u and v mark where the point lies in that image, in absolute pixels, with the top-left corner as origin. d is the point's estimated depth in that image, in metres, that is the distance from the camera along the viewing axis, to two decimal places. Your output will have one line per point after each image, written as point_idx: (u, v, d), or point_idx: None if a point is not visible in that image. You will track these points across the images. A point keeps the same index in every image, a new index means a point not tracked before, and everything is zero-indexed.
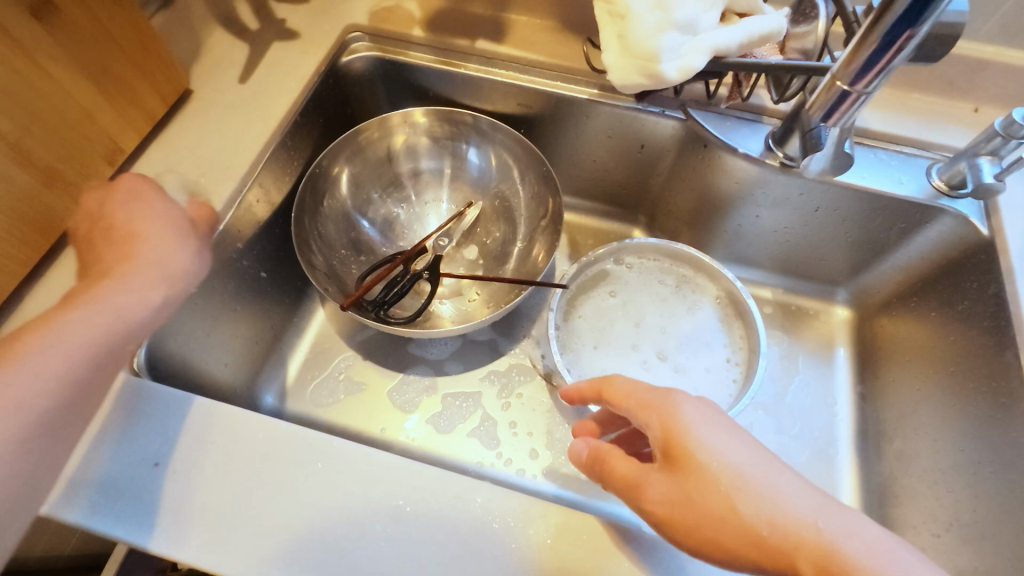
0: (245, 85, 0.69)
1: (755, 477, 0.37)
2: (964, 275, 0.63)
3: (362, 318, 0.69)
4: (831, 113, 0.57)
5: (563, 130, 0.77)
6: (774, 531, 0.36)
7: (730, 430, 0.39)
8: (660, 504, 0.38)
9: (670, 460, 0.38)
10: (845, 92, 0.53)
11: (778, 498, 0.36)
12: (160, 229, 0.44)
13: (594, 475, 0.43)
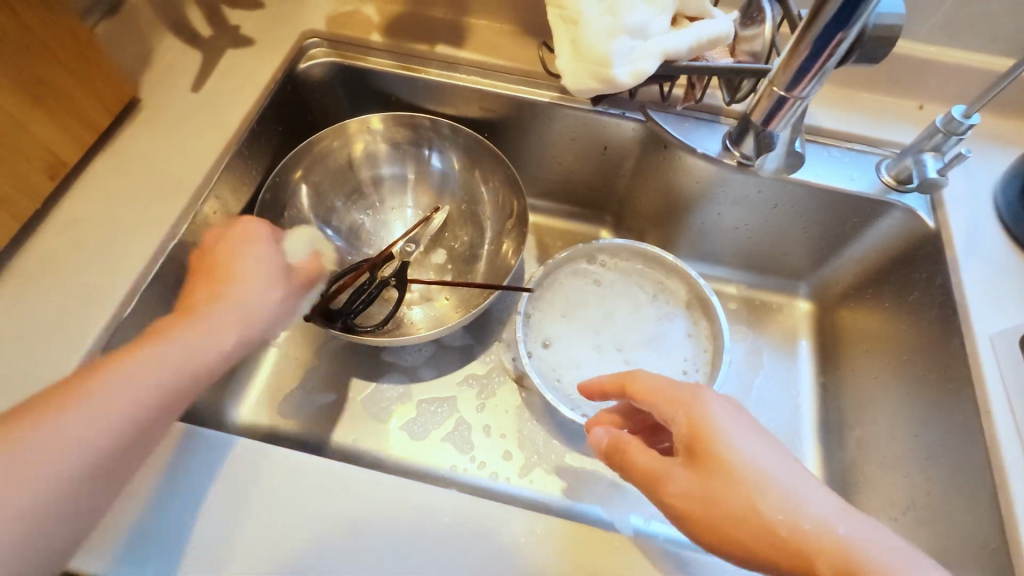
0: (199, 93, 0.67)
1: (785, 487, 0.38)
2: (915, 266, 0.66)
3: (328, 328, 0.68)
4: (772, 115, 0.60)
5: (527, 134, 0.78)
6: (798, 534, 0.36)
7: (753, 431, 0.40)
8: (681, 498, 0.39)
9: (694, 456, 0.39)
10: (783, 96, 0.56)
11: (808, 506, 0.37)
12: (259, 276, 0.50)
13: (612, 466, 0.45)
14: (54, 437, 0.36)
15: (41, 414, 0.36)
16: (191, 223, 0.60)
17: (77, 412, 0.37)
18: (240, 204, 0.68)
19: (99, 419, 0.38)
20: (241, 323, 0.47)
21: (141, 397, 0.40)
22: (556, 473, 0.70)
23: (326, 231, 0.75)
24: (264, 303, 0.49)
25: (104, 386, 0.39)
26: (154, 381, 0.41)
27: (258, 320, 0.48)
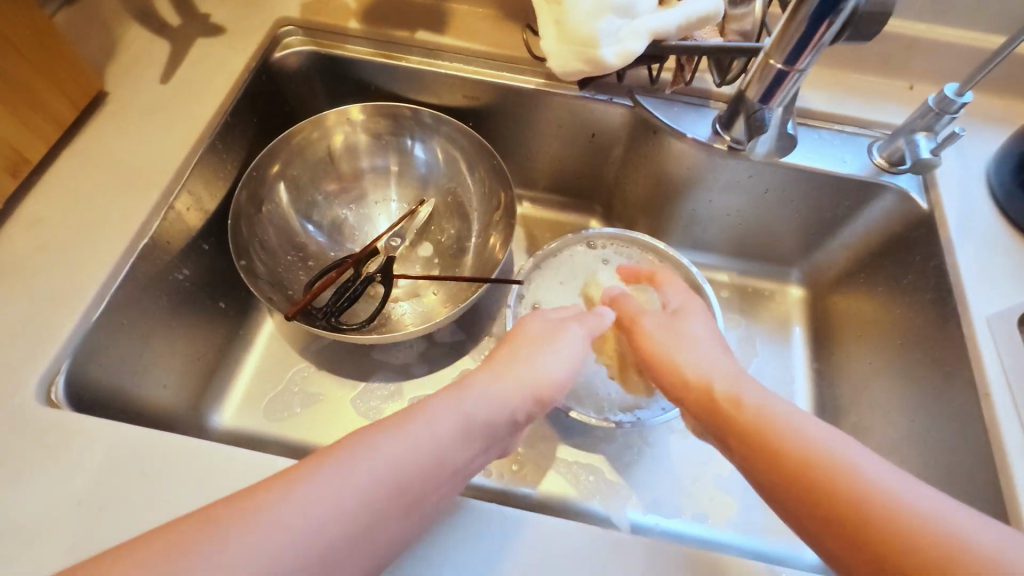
0: (168, 85, 0.64)
1: (829, 429, 0.40)
2: (908, 249, 0.65)
3: (310, 327, 0.66)
4: (770, 95, 0.57)
5: (513, 122, 0.76)
6: (814, 449, 0.38)
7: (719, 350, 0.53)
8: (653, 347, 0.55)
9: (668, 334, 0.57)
10: (782, 71, 0.53)
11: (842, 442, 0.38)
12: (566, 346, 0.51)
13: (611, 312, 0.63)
14: (315, 495, 0.33)
15: (281, 481, 0.34)
16: (163, 220, 0.58)
17: (386, 445, 0.37)
18: (215, 201, 0.66)
19: (372, 469, 0.36)
20: (557, 385, 0.49)
21: (485, 401, 0.44)
22: (552, 469, 0.69)
23: (307, 226, 0.73)
24: (550, 365, 0.49)
25: (372, 438, 0.37)
26: (472, 416, 0.42)
27: (545, 380, 0.48)
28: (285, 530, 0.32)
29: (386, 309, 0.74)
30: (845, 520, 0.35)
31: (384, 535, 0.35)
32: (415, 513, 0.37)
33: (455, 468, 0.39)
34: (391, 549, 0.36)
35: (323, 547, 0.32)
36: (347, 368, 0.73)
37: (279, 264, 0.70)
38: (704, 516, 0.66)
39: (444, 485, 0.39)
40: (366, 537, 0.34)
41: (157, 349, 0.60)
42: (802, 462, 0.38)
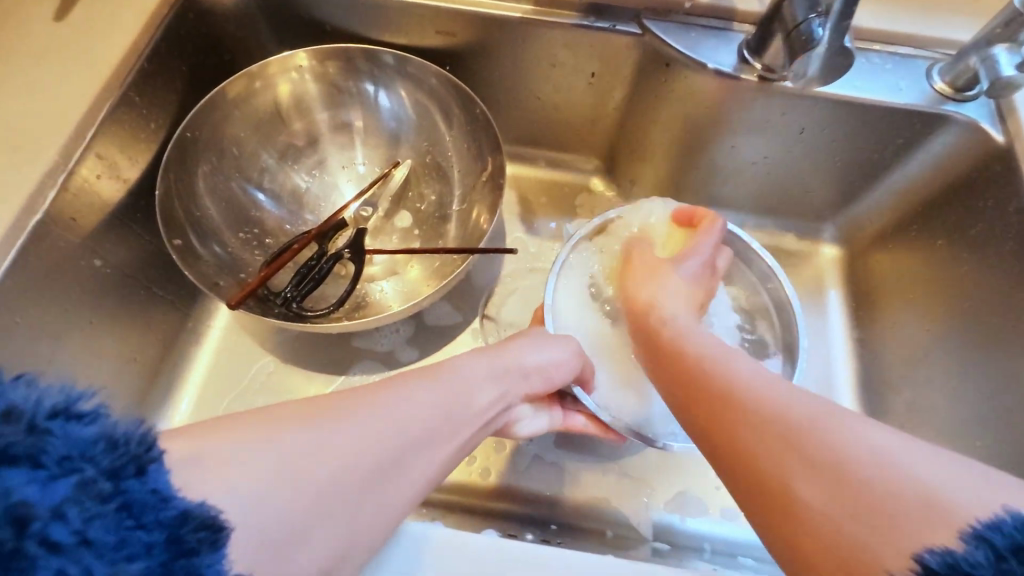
0: (64, 25, 0.51)
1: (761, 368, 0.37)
2: (977, 191, 0.54)
3: (264, 316, 0.55)
4: None
5: (497, 63, 0.63)
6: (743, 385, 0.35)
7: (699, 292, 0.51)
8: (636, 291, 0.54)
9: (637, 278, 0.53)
10: None
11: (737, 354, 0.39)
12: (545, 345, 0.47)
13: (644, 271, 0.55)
14: (319, 445, 0.30)
15: (305, 408, 0.31)
16: (62, 190, 0.46)
17: (401, 408, 0.34)
18: (136, 168, 0.54)
19: (382, 431, 0.32)
20: (547, 385, 0.46)
21: (482, 384, 0.40)
22: (569, 473, 0.58)
23: (257, 195, 0.62)
24: (537, 363, 0.45)
25: (391, 392, 0.35)
26: (473, 397, 0.39)
27: (533, 378, 0.45)
28: (280, 474, 0.28)
29: (360, 290, 0.63)
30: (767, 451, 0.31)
31: (374, 513, 0.32)
32: (409, 481, 0.33)
33: (454, 441, 0.37)
34: (384, 521, 0.32)
35: (320, 500, 0.29)
36: (313, 360, 0.62)
37: (225, 242, 0.59)
38: (744, 517, 0.57)
39: (437, 462, 0.36)
40: (357, 506, 0.31)
41: (75, 351, 0.50)
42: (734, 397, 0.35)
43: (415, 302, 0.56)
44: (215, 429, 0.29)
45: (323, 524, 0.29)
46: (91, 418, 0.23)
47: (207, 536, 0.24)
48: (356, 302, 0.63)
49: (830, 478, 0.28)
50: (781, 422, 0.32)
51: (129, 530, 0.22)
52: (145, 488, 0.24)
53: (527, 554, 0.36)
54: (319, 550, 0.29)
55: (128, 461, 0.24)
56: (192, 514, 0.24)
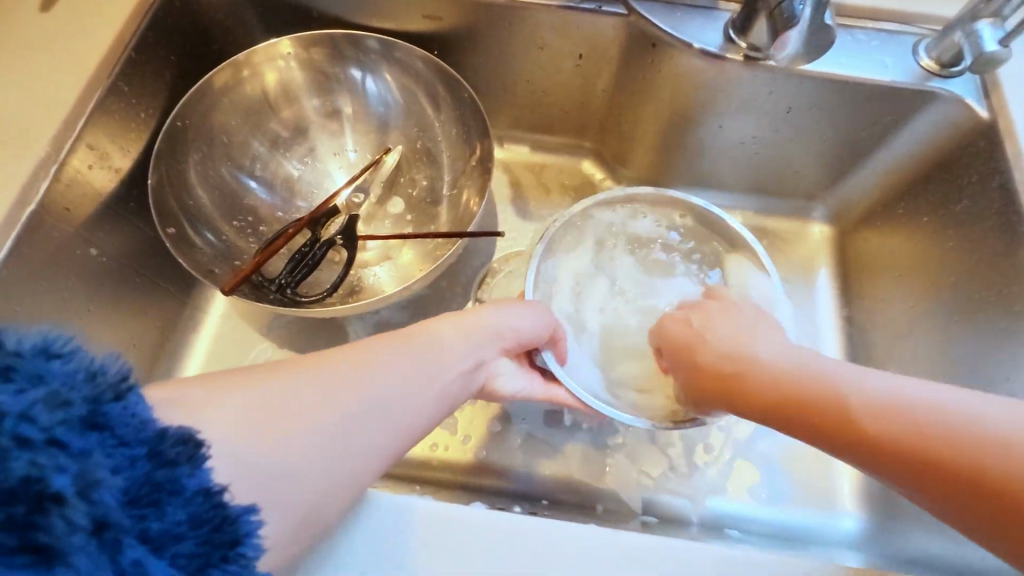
0: (51, 15, 0.52)
1: (847, 366, 0.37)
2: (961, 168, 0.55)
3: (260, 302, 0.57)
4: None
5: (484, 46, 0.63)
6: (851, 394, 0.35)
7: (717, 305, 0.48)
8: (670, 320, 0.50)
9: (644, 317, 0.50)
10: None
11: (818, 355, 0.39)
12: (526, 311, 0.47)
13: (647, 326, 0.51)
14: (289, 401, 0.31)
15: (282, 366, 0.33)
16: (55, 181, 0.47)
17: (374, 366, 0.35)
18: (128, 157, 0.55)
19: (347, 393, 0.33)
20: (519, 341, 0.45)
21: (457, 344, 0.41)
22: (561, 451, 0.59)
23: (249, 183, 0.62)
24: (519, 325, 0.45)
25: (363, 355, 0.36)
26: (449, 356, 0.40)
27: (509, 335, 0.44)
28: (247, 428, 0.29)
29: (353, 276, 0.64)
30: (919, 460, 0.31)
31: (350, 462, 0.32)
32: (385, 433, 0.34)
33: (430, 397, 0.37)
34: (360, 471, 0.33)
35: (292, 445, 0.30)
36: (309, 344, 0.63)
37: (219, 230, 0.59)
38: (732, 492, 0.58)
39: (415, 417, 0.36)
40: (333, 453, 0.32)
41: (74, 338, 0.51)
42: (849, 411, 0.34)
43: (407, 286, 0.57)
44: (198, 382, 0.31)
45: (296, 468, 0.30)
46: (68, 355, 0.25)
47: (184, 451, 0.26)
48: (350, 288, 0.64)
49: (994, 471, 0.29)
50: (918, 427, 0.32)
51: (111, 446, 0.24)
52: (125, 411, 0.25)
53: (512, 527, 0.37)
54: (293, 494, 0.30)
55: (107, 387, 0.25)
56: (170, 434, 0.26)
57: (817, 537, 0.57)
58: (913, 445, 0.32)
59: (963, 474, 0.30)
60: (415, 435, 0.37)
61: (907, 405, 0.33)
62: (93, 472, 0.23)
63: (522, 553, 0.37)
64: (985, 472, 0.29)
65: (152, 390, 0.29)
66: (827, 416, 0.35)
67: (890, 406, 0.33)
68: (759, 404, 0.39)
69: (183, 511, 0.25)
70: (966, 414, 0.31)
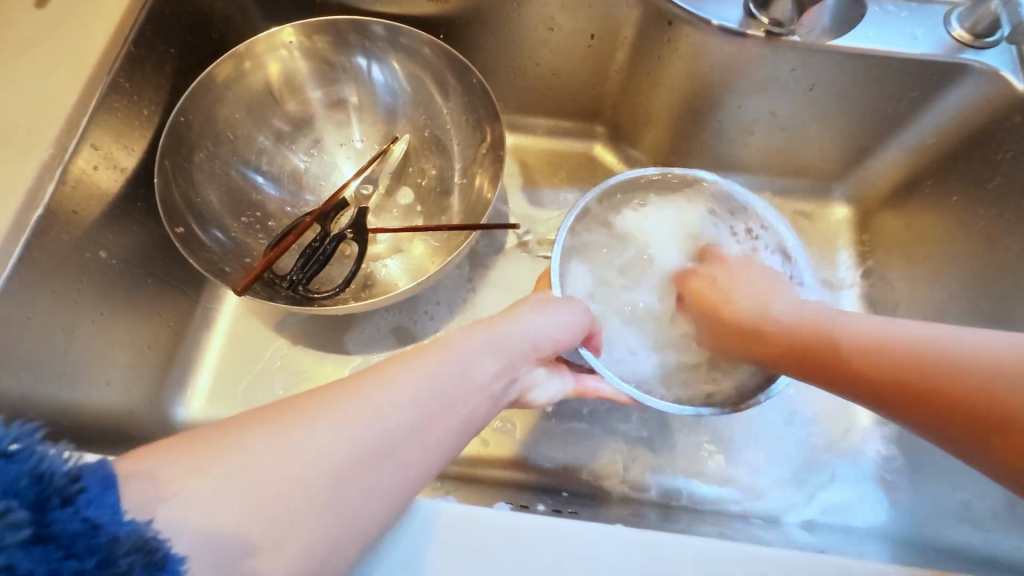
0: (46, 11, 0.50)
1: (859, 316, 0.43)
2: (994, 144, 0.52)
3: (273, 300, 0.56)
4: None
5: (492, 29, 0.61)
6: (872, 335, 0.40)
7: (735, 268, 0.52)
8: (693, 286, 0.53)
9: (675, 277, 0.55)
10: None
11: (837, 310, 0.44)
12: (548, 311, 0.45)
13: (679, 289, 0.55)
14: (292, 445, 0.29)
15: (279, 412, 0.31)
16: (61, 183, 0.46)
17: (384, 398, 0.33)
18: (132, 156, 0.54)
19: (359, 422, 0.31)
20: (557, 346, 0.45)
21: (481, 360, 0.39)
22: (583, 443, 0.58)
23: (256, 178, 0.61)
24: (545, 329, 0.44)
25: (380, 378, 0.34)
26: (472, 374, 0.37)
27: (540, 343, 0.43)
28: (245, 477, 0.28)
29: (365, 270, 0.63)
30: (928, 390, 0.37)
31: (359, 503, 0.30)
32: (400, 469, 0.32)
33: (451, 423, 0.35)
34: (370, 515, 0.31)
35: (291, 503, 0.28)
36: (323, 339, 0.63)
37: (227, 228, 0.58)
38: (758, 483, 0.57)
39: (433, 448, 0.34)
40: (336, 501, 0.29)
41: (86, 342, 0.50)
42: (880, 351, 0.39)
43: (421, 280, 0.55)
44: (178, 446, 0.28)
45: (300, 523, 0.28)
46: (18, 457, 0.23)
47: (139, 560, 0.23)
48: (362, 282, 0.63)
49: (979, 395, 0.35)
50: (932, 363, 0.37)
51: (58, 559, 0.22)
52: (75, 515, 0.23)
53: (540, 525, 0.37)
54: (298, 548, 0.28)
55: (53, 492, 0.23)
56: (126, 537, 0.23)
57: (847, 525, 0.56)
58: (925, 380, 0.37)
59: (982, 405, 0.35)
60: (437, 464, 0.35)
61: (920, 341, 0.38)
62: None
63: (552, 551, 0.36)
64: (970, 389, 0.35)
65: (125, 461, 0.27)
66: (868, 365, 0.40)
67: (903, 350, 0.39)
68: (801, 363, 0.43)
69: None
70: (976, 349, 0.36)
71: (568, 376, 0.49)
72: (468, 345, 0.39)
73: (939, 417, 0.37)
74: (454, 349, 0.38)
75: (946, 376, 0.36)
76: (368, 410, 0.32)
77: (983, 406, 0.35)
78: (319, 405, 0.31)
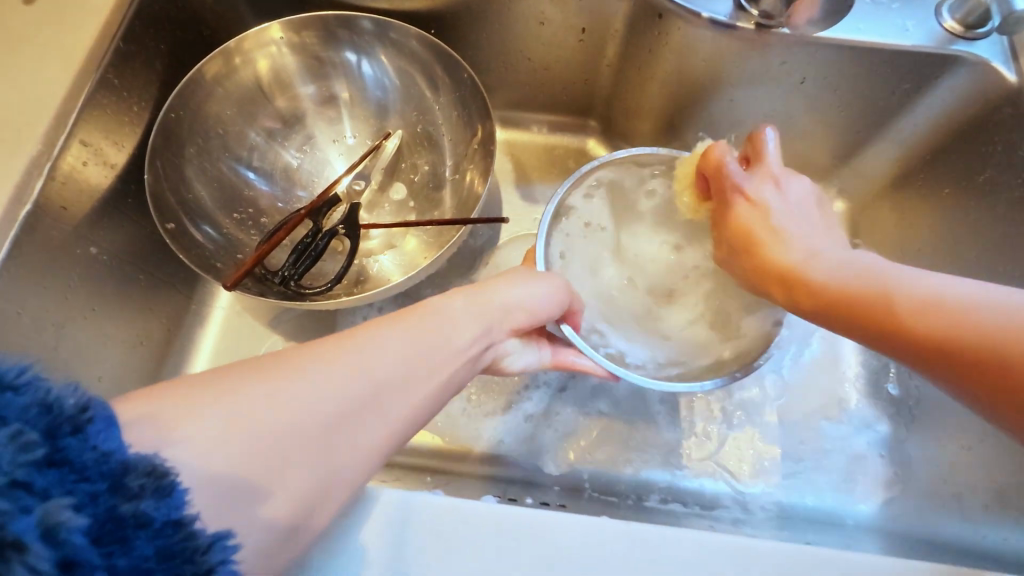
0: (34, 8, 0.50)
1: (914, 273, 0.36)
2: (986, 137, 0.52)
3: (265, 296, 0.56)
4: None
5: (483, 24, 0.61)
6: (928, 300, 0.34)
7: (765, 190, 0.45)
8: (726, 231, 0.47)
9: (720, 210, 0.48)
10: None
11: (899, 266, 0.37)
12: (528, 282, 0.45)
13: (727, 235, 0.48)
14: (286, 398, 0.29)
15: (270, 363, 0.30)
16: (50, 179, 0.46)
17: (375, 358, 0.33)
18: (122, 152, 0.54)
19: (350, 378, 0.31)
20: (533, 319, 0.45)
21: (463, 325, 0.39)
22: (574, 437, 0.58)
23: (248, 174, 0.61)
24: (527, 302, 0.44)
25: (366, 339, 0.33)
26: (454, 339, 0.38)
27: (523, 314, 0.44)
28: (243, 422, 0.28)
29: (358, 265, 0.63)
30: (986, 371, 0.32)
31: (351, 458, 0.31)
32: (385, 425, 0.32)
33: (435, 383, 0.35)
34: (358, 467, 0.31)
35: (288, 446, 0.28)
36: (316, 335, 0.63)
37: (219, 224, 0.59)
38: (750, 476, 0.57)
39: (417, 407, 0.34)
40: (331, 454, 0.30)
41: (78, 338, 0.51)
42: (937, 325, 0.33)
43: (412, 276, 0.56)
44: (169, 393, 0.28)
45: (294, 466, 0.28)
46: (24, 387, 0.23)
47: (150, 483, 0.24)
48: (355, 277, 0.63)
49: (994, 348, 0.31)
50: (1013, 343, 0.31)
51: (73, 482, 0.22)
52: (86, 443, 0.23)
53: (526, 516, 0.37)
54: (290, 495, 0.28)
55: (64, 420, 0.23)
56: (136, 465, 0.24)
57: (838, 518, 0.56)
58: (988, 360, 0.32)
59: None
60: (419, 421, 0.35)
61: (990, 312, 0.32)
62: (56, 512, 0.21)
63: (537, 543, 0.36)
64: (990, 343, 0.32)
65: (121, 405, 0.27)
66: (917, 334, 0.34)
67: (970, 322, 0.32)
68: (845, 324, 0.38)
69: (152, 544, 0.23)
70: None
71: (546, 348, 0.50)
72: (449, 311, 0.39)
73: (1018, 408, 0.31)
74: (436, 315, 0.38)
75: (983, 350, 0.32)
76: (359, 369, 0.32)
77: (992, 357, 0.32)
78: (310, 363, 0.31)
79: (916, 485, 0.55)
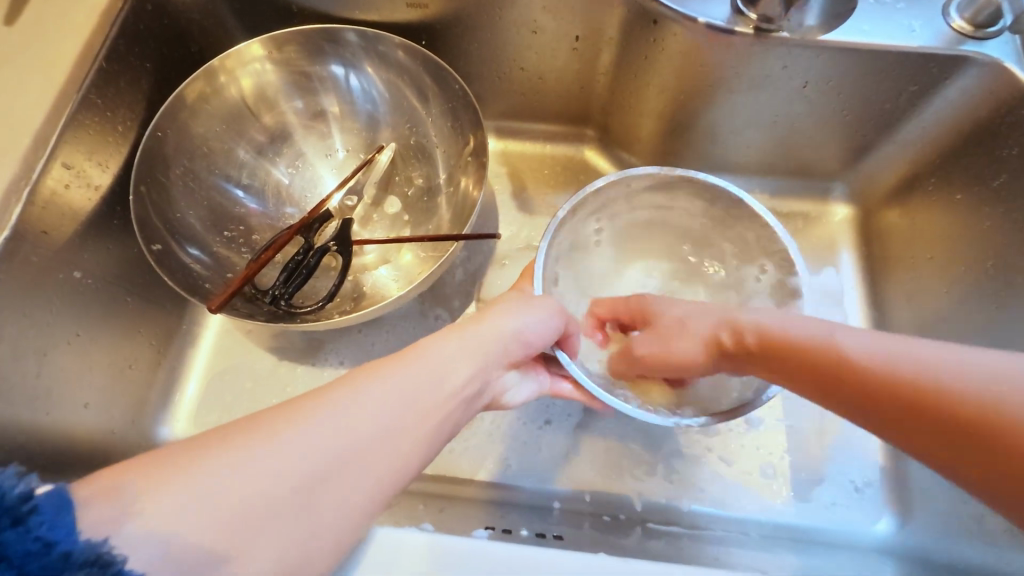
0: (15, 29, 0.49)
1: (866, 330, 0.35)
2: (999, 141, 0.50)
3: (251, 318, 0.54)
4: None
5: (475, 34, 0.60)
6: (855, 355, 0.34)
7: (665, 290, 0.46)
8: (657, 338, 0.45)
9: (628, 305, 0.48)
10: None
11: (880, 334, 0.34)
12: (518, 302, 0.43)
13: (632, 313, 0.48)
14: (258, 458, 0.27)
15: (243, 428, 0.29)
16: (29, 205, 0.45)
17: (358, 407, 0.31)
18: (107, 173, 0.53)
19: (326, 427, 0.30)
20: (531, 348, 0.43)
21: (456, 364, 0.37)
22: (577, 459, 0.56)
23: (236, 193, 0.60)
24: (528, 329, 0.42)
25: (346, 387, 0.32)
26: (446, 381, 0.35)
27: (523, 344, 0.42)
28: (199, 494, 0.26)
29: (351, 281, 0.61)
30: (928, 419, 0.31)
31: (329, 517, 0.29)
32: (370, 478, 0.30)
33: (426, 426, 0.33)
34: (341, 526, 0.29)
35: (254, 515, 0.27)
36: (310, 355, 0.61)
37: (207, 245, 0.57)
38: (764, 500, 0.55)
39: (401, 462, 0.32)
40: (306, 512, 0.28)
41: (63, 366, 0.49)
42: (871, 379, 0.32)
43: (405, 293, 0.54)
44: (124, 465, 0.27)
45: (263, 537, 0.27)
46: None
47: (91, 574, 0.23)
48: (348, 295, 0.61)
49: (1013, 438, 0.28)
50: (968, 407, 0.29)
51: None
52: (26, 535, 0.23)
53: (520, 557, 0.35)
54: (266, 557, 0.27)
55: (4, 512, 0.23)
56: (77, 554, 0.23)
57: (854, 544, 0.53)
58: (967, 424, 0.29)
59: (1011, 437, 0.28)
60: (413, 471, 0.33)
61: (936, 372, 0.31)
62: None
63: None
64: (1019, 432, 0.28)
65: (83, 482, 0.26)
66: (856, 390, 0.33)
67: (901, 369, 0.32)
68: (800, 384, 0.36)
69: None
70: (988, 376, 0.30)
71: (544, 378, 0.48)
72: (441, 347, 0.37)
73: (955, 450, 0.30)
74: (424, 351, 0.36)
75: (1022, 447, 0.28)
76: (338, 424, 0.30)
77: (1014, 451, 0.28)
78: (288, 419, 0.29)
79: (933, 505, 0.52)
